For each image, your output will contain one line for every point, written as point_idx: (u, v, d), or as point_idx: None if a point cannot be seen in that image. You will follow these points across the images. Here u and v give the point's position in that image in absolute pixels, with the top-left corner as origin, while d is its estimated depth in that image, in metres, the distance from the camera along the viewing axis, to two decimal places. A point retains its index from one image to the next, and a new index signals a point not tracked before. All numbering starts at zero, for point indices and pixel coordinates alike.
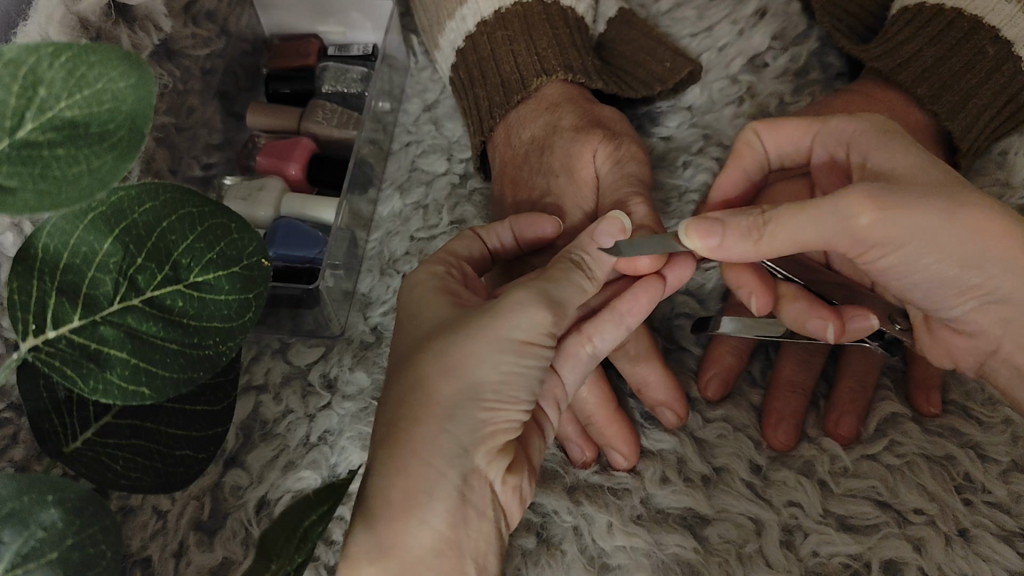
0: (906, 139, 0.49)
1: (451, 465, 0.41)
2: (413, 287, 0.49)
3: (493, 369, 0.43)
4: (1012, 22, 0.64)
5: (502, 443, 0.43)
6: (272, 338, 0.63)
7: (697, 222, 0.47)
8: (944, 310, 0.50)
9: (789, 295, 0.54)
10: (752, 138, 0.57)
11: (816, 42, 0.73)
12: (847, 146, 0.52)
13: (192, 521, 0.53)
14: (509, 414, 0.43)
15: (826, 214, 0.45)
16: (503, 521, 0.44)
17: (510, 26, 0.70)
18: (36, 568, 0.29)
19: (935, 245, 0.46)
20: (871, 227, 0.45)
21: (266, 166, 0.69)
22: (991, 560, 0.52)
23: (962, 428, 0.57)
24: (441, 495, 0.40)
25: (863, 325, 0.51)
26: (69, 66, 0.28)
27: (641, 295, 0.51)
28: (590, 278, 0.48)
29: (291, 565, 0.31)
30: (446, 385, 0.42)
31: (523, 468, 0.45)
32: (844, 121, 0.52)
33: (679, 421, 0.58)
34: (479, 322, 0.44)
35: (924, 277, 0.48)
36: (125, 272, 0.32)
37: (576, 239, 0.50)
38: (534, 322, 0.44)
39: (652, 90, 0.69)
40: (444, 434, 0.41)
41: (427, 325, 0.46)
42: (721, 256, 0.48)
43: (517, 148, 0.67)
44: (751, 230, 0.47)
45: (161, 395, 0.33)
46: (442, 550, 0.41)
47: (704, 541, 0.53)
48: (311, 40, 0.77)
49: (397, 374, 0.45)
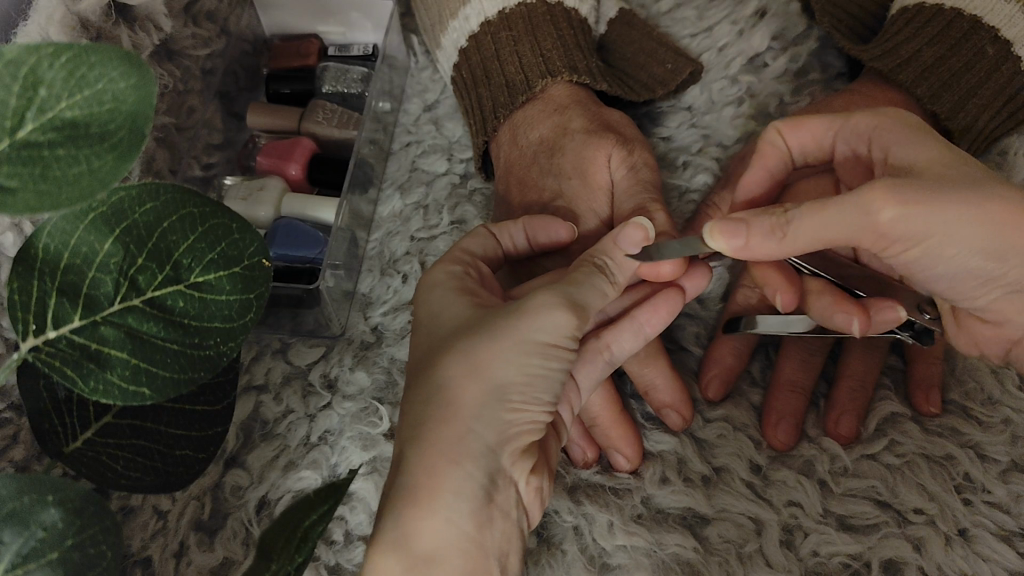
0: (927, 132, 0.50)
1: (478, 464, 0.41)
2: (432, 285, 0.49)
3: (518, 371, 0.43)
4: (1012, 22, 0.64)
5: (526, 444, 0.43)
6: (273, 338, 0.63)
7: (721, 223, 0.47)
8: (970, 301, 0.51)
9: (818, 289, 0.54)
10: (773, 136, 0.57)
11: (816, 42, 0.73)
12: (869, 142, 0.52)
13: (192, 522, 0.53)
14: (534, 415, 0.44)
15: (849, 210, 0.45)
16: (525, 521, 0.44)
17: (515, 27, 0.70)
18: (36, 568, 0.29)
19: (962, 237, 0.46)
20: (894, 222, 0.45)
21: (266, 166, 0.69)
22: (991, 560, 0.52)
23: (962, 428, 0.57)
24: (469, 495, 0.40)
25: (891, 317, 0.50)
26: (69, 66, 0.28)
27: (660, 307, 0.52)
28: (613, 282, 0.48)
29: (291, 565, 0.31)
30: (473, 385, 0.42)
31: (543, 469, 0.45)
32: (866, 117, 0.52)
33: (683, 423, 0.58)
34: (505, 323, 0.44)
35: (952, 268, 0.48)
36: (126, 272, 0.32)
37: (598, 244, 0.50)
38: (559, 325, 0.44)
39: (654, 92, 0.70)
40: (472, 433, 0.41)
41: (447, 324, 0.46)
42: (745, 254, 0.48)
43: (524, 148, 0.67)
44: (773, 230, 0.47)
45: (160, 395, 0.33)
46: (468, 551, 0.40)
47: (704, 541, 0.53)
48: (311, 40, 0.77)
49: (420, 375, 0.45)
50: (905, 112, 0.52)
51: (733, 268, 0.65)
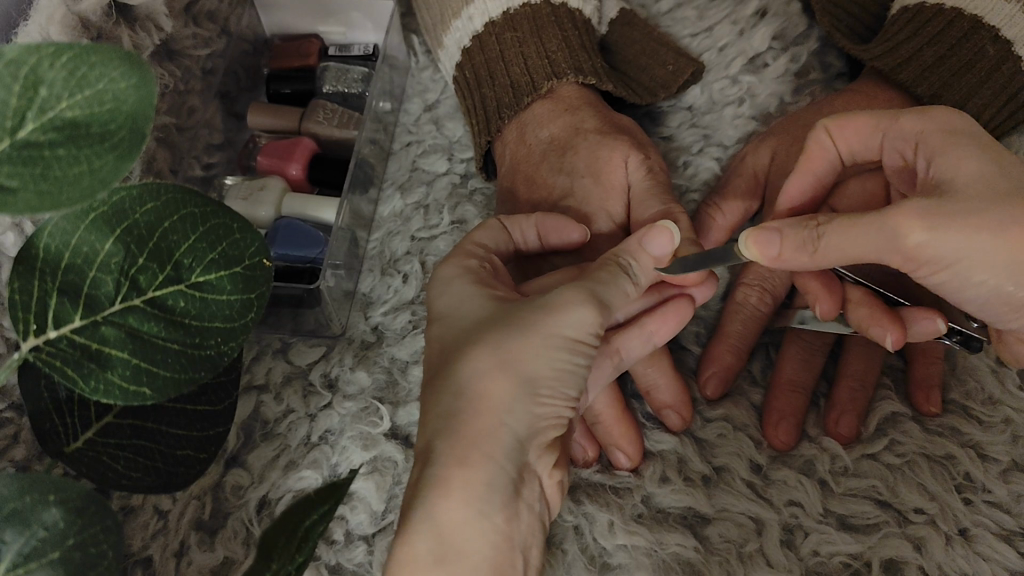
0: (978, 140, 0.48)
1: (509, 458, 0.41)
2: (449, 279, 0.49)
3: (549, 365, 0.43)
4: (1012, 22, 0.64)
5: (551, 437, 0.44)
6: (273, 338, 0.63)
7: (756, 232, 0.47)
8: (1003, 323, 0.51)
9: (856, 299, 0.53)
10: (823, 137, 0.56)
11: (816, 43, 0.73)
12: (915, 146, 0.51)
13: (193, 521, 0.53)
14: (559, 409, 0.44)
15: (879, 232, 0.45)
16: (547, 515, 0.45)
17: (520, 27, 0.70)
18: (37, 568, 0.30)
19: (991, 261, 0.46)
20: (923, 246, 0.45)
21: (267, 166, 0.69)
22: (992, 559, 0.52)
23: (963, 427, 0.57)
24: (500, 488, 0.40)
25: (931, 327, 0.51)
26: (70, 66, 0.28)
27: (670, 317, 0.54)
28: (636, 283, 0.48)
29: (291, 566, 0.31)
30: (503, 379, 0.42)
31: (565, 464, 0.46)
32: (917, 119, 0.51)
33: (684, 422, 0.58)
34: (535, 317, 0.44)
35: (981, 293, 0.48)
36: (126, 272, 0.32)
37: (622, 244, 0.50)
38: (587, 321, 0.44)
39: (656, 96, 0.70)
40: (503, 426, 0.41)
41: (469, 317, 0.46)
42: (777, 265, 0.48)
43: (529, 148, 0.67)
44: (807, 244, 0.47)
45: (161, 395, 0.33)
46: (498, 544, 0.40)
47: (704, 541, 0.53)
48: (311, 40, 0.77)
49: (444, 367, 0.44)
50: (962, 116, 0.50)
51: (733, 267, 0.65)
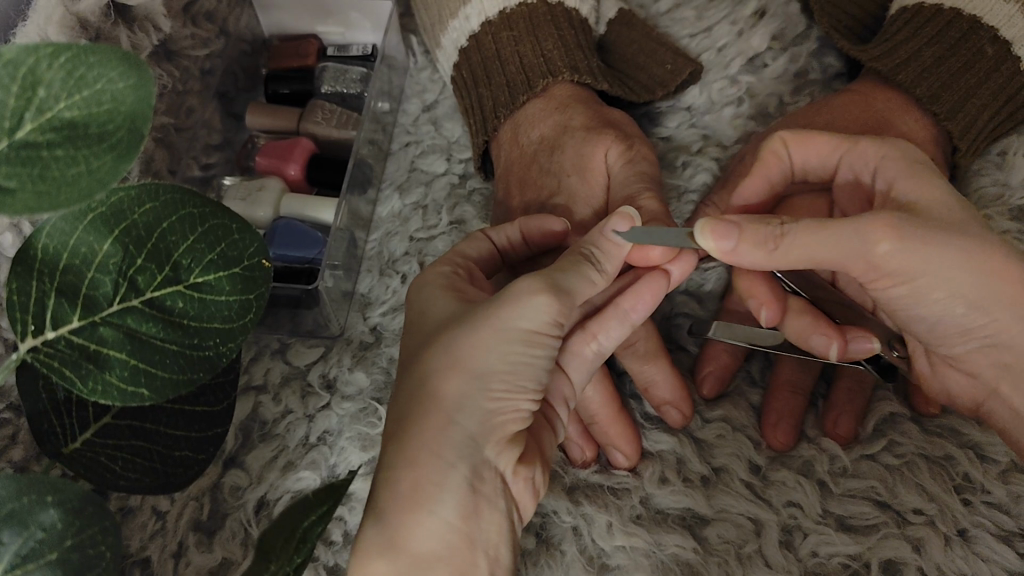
0: (934, 172, 0.50)
1: (461, 456, 0.40)
2: (420, 285, 0.50)
3: (501, 360, 0.42)
4: (1012, 22, 0.64)
5: (513, 433, 0.42)
6: (272, 338, 0.63)
7: (714, 223, 0.48)
8: (946, 347, 0.51)
9: (798, 310, 0.55)
10: (778, 147, 0.57)
11: (815, 43, 0.73)
12: (873, 170, 0.52)
13: (192, 522, 0.53)
14: (519, 403, 0.43)
15: (847, 235, 0.46)
16: (518, 514, 0.44)
17: (516, 27, 0.70)
18: (36, 569, 0.29)
19: (948, 281, 0.46)
20: (889, 256, 0.46)
21: (266, 166, 0.69)
22: (991, 560, 0.52)
23: (962, 428, 0.57)
24: (452, 487, 0.40)
25: (865, 347, 0.53)
26: (69, 66, 0.28)
27: (644, 293, 0.50)
28: (601, 271, 0.47)
29: (290, 566, 0.31)
30: (454, 378, 0.42)
31: (536, 458, 0.45)
32: (877, 146, 0.52)
33: (683, 420, 0.58)
34: (487, 312, 0.43)
35: (932, 312, 0.49)
36: (125, 272, 0.32)
37: (586, 236, 0.49)
38: (542, 312, 0.43)
39: (655, 94, 0.70)
40: (452, 425, 0.41)
41: (432, 321, 0.46)
42: (733, 258, 0.49)
43: (525, 147, 0.67)
44: (768, 240, 0.47)
45: (160, 395, 0.32)
46: (453, 542, 0.40)
47: (703, 541, 0.53)
48: (311, 40, 0.77)
49: (408, 369, 0.45)
50: (917, 147, 0.52)
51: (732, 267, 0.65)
